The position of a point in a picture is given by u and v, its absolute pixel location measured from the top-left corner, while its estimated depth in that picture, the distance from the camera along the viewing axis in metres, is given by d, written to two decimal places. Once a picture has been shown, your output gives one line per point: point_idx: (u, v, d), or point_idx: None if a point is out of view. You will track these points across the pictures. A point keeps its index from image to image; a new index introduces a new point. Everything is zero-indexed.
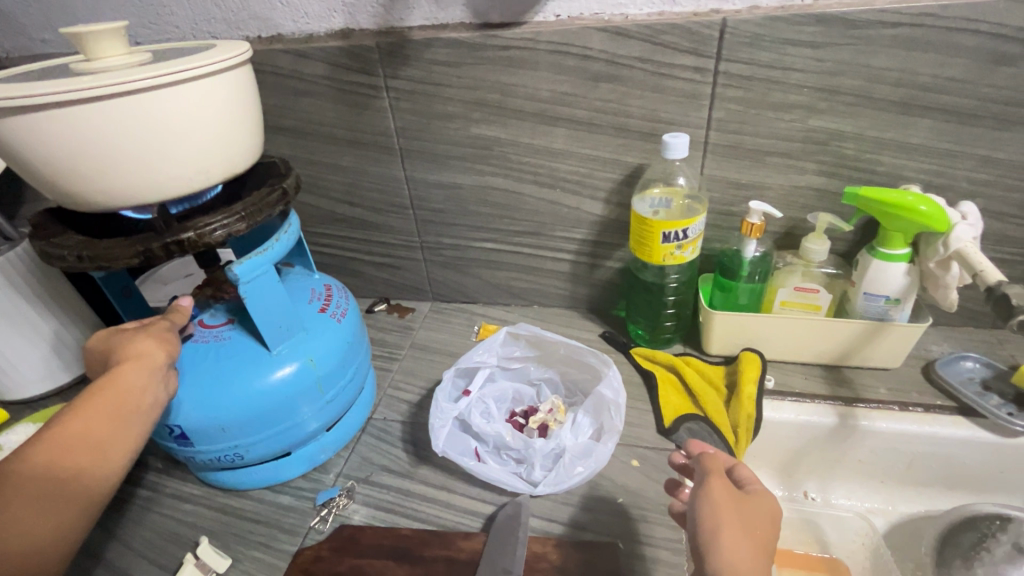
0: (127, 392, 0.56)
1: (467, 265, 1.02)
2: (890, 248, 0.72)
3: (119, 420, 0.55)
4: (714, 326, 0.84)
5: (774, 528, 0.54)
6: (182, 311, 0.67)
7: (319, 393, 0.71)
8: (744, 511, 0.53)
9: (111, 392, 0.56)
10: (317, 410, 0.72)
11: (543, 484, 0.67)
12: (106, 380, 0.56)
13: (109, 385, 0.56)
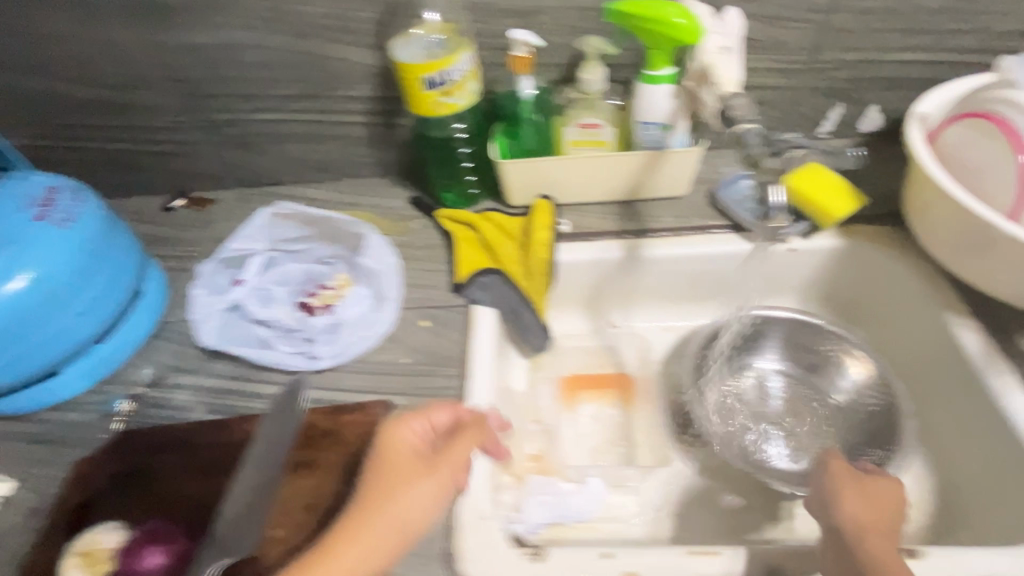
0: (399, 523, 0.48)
1: (261, 141, 0.92)
2: (654, 69, 0.69)
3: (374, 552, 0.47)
4: (507, 177, 0.80)
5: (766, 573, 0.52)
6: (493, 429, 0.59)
7: (66, 306, 0.65)
8: (862, 506, 0.55)
9: (387, 517, 0.48)
10: (75, 322, 0.67)
11: (321, 357, 0.68)
12: (393, 499, 0.49)
13: (386, 509, 0.48)
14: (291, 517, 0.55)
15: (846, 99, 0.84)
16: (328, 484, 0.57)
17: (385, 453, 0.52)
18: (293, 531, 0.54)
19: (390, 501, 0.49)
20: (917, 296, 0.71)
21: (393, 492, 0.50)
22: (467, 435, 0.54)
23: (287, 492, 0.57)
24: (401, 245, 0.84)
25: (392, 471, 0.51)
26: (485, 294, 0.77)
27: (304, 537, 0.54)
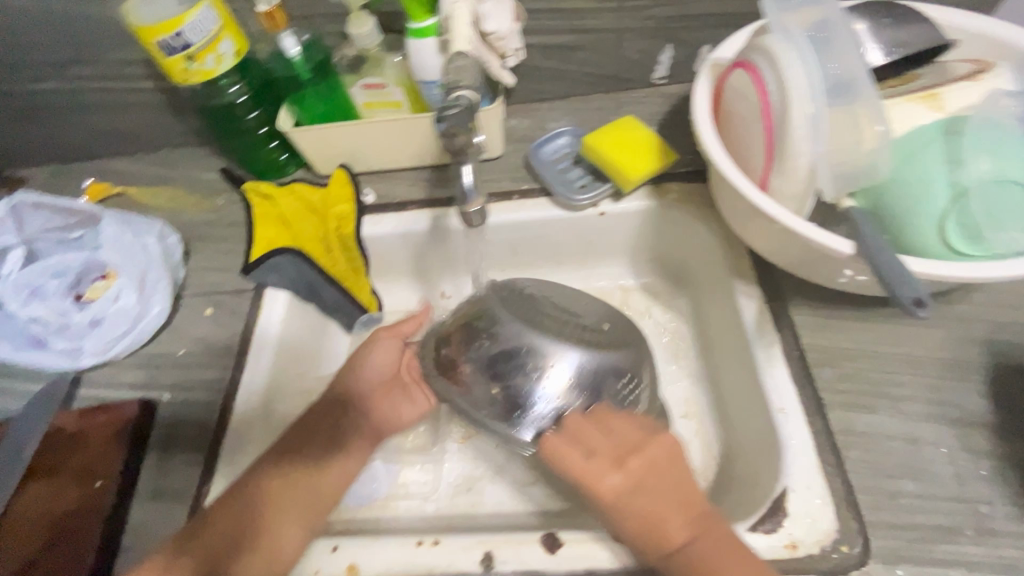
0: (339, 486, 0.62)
1: (52, 113, 0.84)
2: (416, 22, 0.62)
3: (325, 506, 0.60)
4: (300, 146, 0.74)
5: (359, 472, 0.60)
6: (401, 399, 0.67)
7: None
8: (629, 463, 0.51)
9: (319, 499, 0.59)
10: None
11: (86, 354, 0.66)
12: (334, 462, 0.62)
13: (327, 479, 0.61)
14: (18, 522, 0.55)
15: (673, 39, 0.76)
16: (63, 488, 0.57)
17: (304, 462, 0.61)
18: (16, 538, 0.54)
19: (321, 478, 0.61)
20: (717, 260, 0.68)
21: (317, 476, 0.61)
22: (359, 447, 0.65)
23: (19, 497, 0.56)
24: (202, 224, 0.79)
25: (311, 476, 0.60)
26: (277, 277, 0.72)
27: (27, 544, 0.53)
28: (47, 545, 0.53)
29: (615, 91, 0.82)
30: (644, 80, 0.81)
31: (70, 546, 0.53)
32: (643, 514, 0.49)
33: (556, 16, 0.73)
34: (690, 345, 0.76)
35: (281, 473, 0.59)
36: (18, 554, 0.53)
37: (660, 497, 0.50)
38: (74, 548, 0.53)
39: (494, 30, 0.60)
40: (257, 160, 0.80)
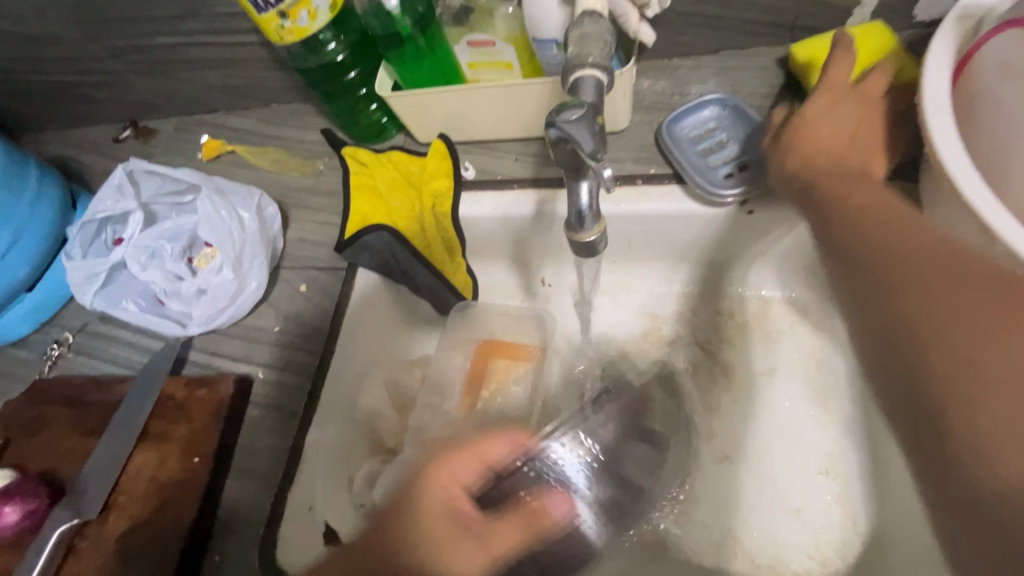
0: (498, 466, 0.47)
1: (174, 66, 0.85)
2: None
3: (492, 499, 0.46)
4: (398, 113, 0.66)
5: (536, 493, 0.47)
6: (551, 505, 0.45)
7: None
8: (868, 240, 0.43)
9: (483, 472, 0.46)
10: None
11: (193, 324, 0.67)
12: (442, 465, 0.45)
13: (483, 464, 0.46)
14: (133, 485, 0.59)
15: None
16: (168, 457, 0.59)
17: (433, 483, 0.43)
18: (130, 499, 0.58)
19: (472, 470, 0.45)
20: None
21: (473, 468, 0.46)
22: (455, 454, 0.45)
23: (136, 459, 0.60)
24: (302, 190, 0.77)
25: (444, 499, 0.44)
26: (369, 257, 0.67)
27: (138, 507, 0.57)
28: (153, 509, 0.57)
29: (785, 43, 0.63)
30: (831, 26, 0.61)
31: (171, 516, 0.56)
32: (891, 250, 0.40)
33: None
34: (845, 385, 0.61)
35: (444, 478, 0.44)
36: (130, 515, 0.57)
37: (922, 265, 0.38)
38: (173, 516, 0.56)
39: None
40: (356, 124, 0.74)
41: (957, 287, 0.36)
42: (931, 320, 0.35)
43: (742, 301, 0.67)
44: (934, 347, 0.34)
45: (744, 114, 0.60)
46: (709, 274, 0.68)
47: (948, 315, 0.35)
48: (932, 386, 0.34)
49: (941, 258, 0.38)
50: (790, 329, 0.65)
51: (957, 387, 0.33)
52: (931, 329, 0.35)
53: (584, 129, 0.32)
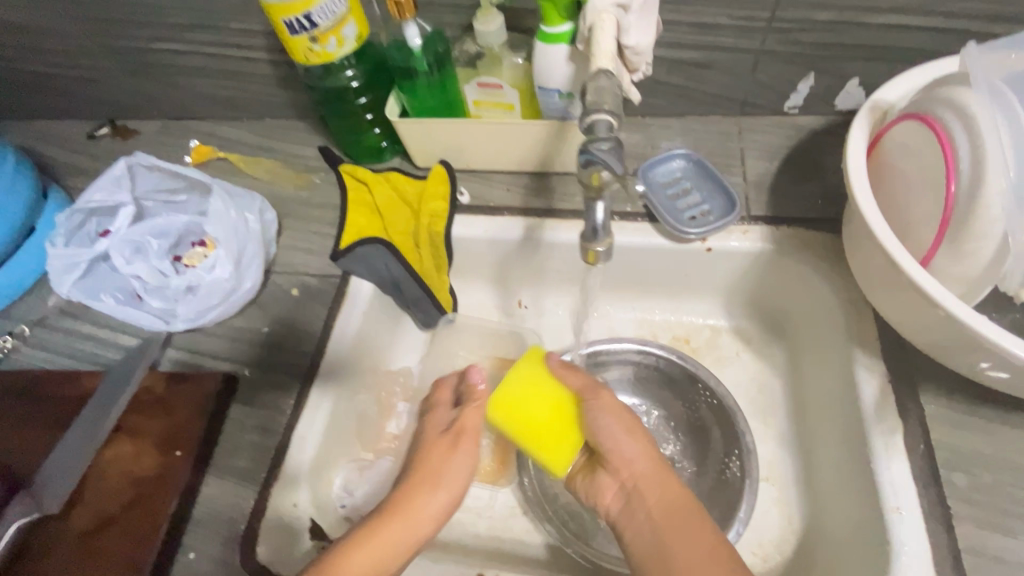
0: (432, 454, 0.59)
1: (169, 73, 0.86)
2: (550, 25, 0.57)
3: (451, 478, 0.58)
4: (405, 137, 0.73)
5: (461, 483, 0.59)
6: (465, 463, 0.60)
7: None
8: (648, 473, 0.54)
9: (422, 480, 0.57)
10: None
11: (178, 320, 0.67)
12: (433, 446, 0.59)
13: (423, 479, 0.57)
14: (103, 481, 0.56)
15: (818, 68, 0.68)
16: (145, 451, 0.58)
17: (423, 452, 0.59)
18: (99, 495, 0.56)
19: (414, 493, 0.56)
20: (834, 321, 0.62)
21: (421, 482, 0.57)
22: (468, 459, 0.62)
23: (106, 453, 0.58)
24: (295, 201, 0.79)
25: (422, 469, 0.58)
26: (363, 266, 0.72)
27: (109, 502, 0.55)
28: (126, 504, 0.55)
29: (737, 115, 0.76)
30: (774, 106, 0.74)
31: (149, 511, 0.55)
32: (662, 502, 0.52)
33: (691, 30, 0.66)
34: (782, 405, 0.71)
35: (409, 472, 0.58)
36: (100, 511, 0.55)
37: (662, 484, 0.53)
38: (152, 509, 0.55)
39: (634, 44, 0.54)
40: (358, 145, 0.79)
41: (682, 525, 0.50)
42: (625, 476, 0.55)
43: (696, 328, 0.77)
44: (610, 456, 0.55)
45: (706, 166, 0.71)
46: (670, 303, 0.77)
47: (638, 475, 0.54)
48: (614, 503, 0.55)
49: (678, 500, 0.52)
50: (737, 355, 0.75)
51: (633, 539, 0.52)
52: (637, 518, 0.53)
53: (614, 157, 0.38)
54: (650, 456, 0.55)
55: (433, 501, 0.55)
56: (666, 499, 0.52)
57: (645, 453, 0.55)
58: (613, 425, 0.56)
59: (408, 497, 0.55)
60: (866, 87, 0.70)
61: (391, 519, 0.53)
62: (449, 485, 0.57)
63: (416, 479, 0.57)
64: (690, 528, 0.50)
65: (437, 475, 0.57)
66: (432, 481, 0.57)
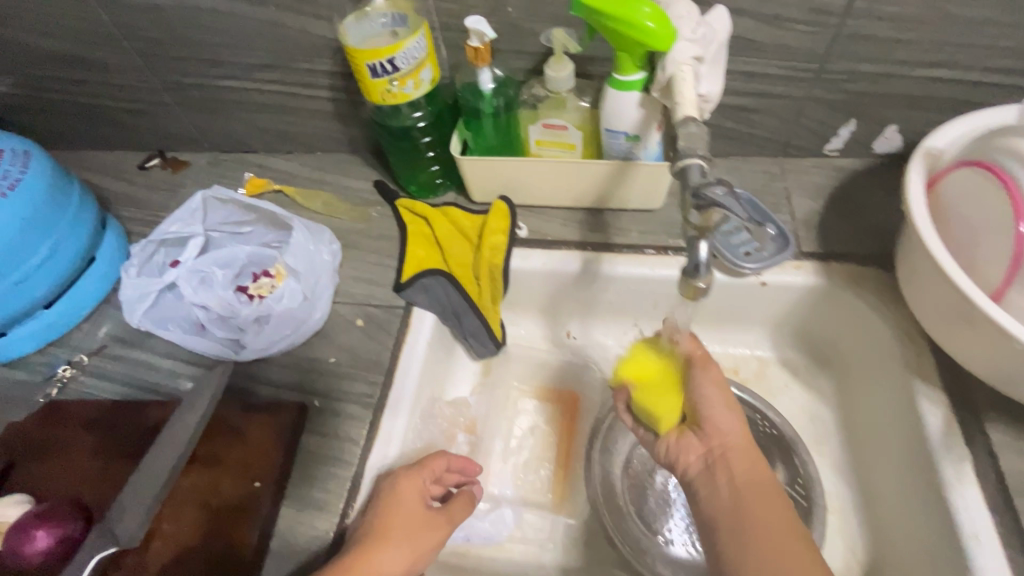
0: (410, 500, 0.57)
1: (228, 107, 0.89)
2: (625, 74, 0.61)
3: (423, 531, 0.56)
4: (467, 174, 0.75)
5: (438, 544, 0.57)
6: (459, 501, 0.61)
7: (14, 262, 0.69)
8: (738, 446, 0.54)
9: (392, 530, 0.54)
10: (24, 278, 0.71)
11: (246, 349, 0.68)
12: (393, 495, 0.57)
13: (388, 532, 0.54)
14: (184, 507, 0.57)
15: (860, 114, 0.73)
16: (226, 477, 0.58)
17: (388, 503, 0.56)
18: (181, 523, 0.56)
19: (377, 549, 0.53)
20: (890, 354, 0.65)
21: (388, 536, 0.54)
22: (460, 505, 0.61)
23: (184, 480, 0.58)
24: (354, 233, 0.81)
25: (394, 516, 0.55)
26: (427, 297, 0.74)
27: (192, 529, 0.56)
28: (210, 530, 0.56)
29: (780, 156, 0.80)
30: (815, 148, 0.78)
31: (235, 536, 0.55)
32: (748, 480, 0.52)
33: (744, 78, 0.71)
34: (835, 435, 0.72)
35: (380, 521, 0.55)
36: (184, 538, 0.55)
37: (756, 461, 0.53)
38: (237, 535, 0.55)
39: (705, 92, 0.58)
40: (416, 180, 0.82)
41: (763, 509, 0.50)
42: (718, 441, 0.55)
43: (744, 360, 0.79)
44: (707, 421, 0.56)
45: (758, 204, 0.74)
46: (719, 335, 0.80)
47: (733, 441, 0.55)
48: (698, 462, 0.55)
49: (765, 473, 0.53)
50: (786, 386, 0.77)
51: (711, 499, 0.53)
52: (723, 479, 0.53)
53: (734, 201, 0.42)
54: (744, 432, 0.55)
55: (393, 560, 0.53)
56: (752, 475, 0.52)
57: (741, 428, 0.55)
58: (713, 396, 0.57)
59: (373, 554, 0.52)
60: (902, 133, 0.75)
61: (349, 572, 0.50)
62: (409, 543, 0.55)
63: (384, 534, 0.54)
64: (771, 504, 0.50)
65: (410, 533, 0.55)
66: (390, 542, 0.54)
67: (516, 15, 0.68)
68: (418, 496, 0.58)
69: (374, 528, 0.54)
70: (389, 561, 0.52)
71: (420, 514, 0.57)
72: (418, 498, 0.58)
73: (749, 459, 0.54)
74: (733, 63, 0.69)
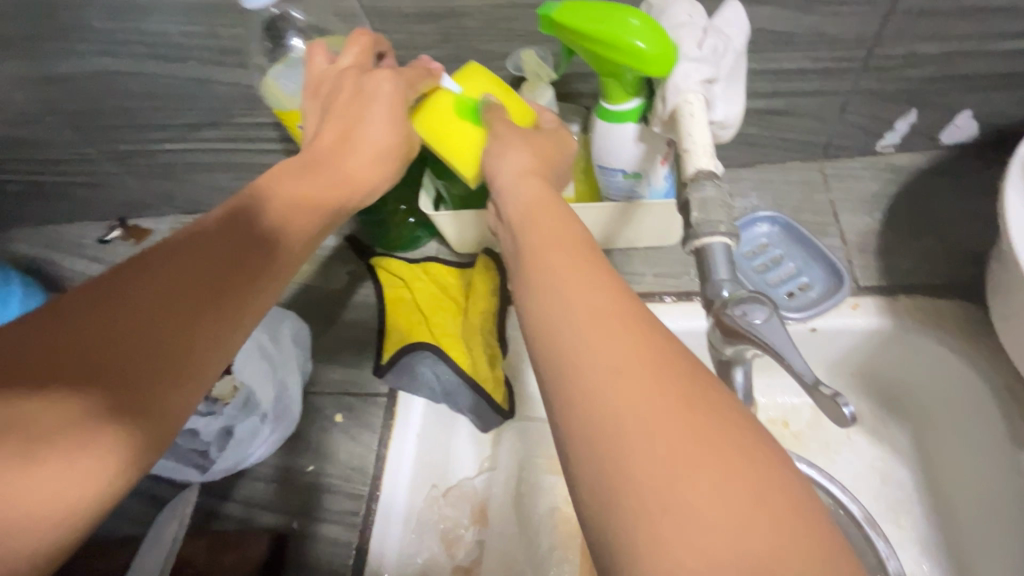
0: (366, 95, 0.45)
1: (177, 170, 0.79)
2: (613, 102, 0.48)
3: (385, 108, 0.45)
4: (446, 227, 0.64)
5: (389, 133, 0.45)
6: (375, 149, 0.45)
7: None
8: (609, 331, 0.28)
9: (330, 158, 0.44)
10: None
11: (213, 468, 0.59)
12: (361, 85, 0.45)
13: (345, 146, 0.44)
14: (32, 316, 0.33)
15: (923, 103, 0.58)
16: (124, 282, 0.35)
17: (348, 120, 0.45)
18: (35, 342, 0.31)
19: (283, 183, 0.42)
20: (983, 410, 0.52)
21: (353, 127, 0.45)
22: (379, 165, 0.46)
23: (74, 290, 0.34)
24: (326, 303, 0.71)
25: (352, 106, 0.45)
26: (411, 379, 0.63)
27: (118, 319, 0.33)
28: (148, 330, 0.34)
29: (820, 159, 0.65)
30: (865, 147, 0.63)
31: (169, 349, 0.34)
32: (625, 411, 0.25)
33: (771, 77, 0.56)
34: (915, 500, 0.60)
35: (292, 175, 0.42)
36: (114, 329, 0.33)
37: (645, 357, 0.27)
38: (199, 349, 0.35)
39: (721, 119, 0.45)
40: (389, 235, 0.71)
41: (673, 440, 0.24)
42: (591, 375, 0.27)
43: (795, 409, 0.66)
44: (572, 382, 0.27)
45: (796, 228, 0.60)
46: (764, 381, 0.66)
47: (619, 369, 0.27)
48: (585, 460, 0.26)
49: (647, 346, 0.27)
50: (848, 439, 0.64)
51: (599, 487, 0.25)
52: (620, 439, 0.25)
53: (773, 321, 0.34)
54: (569, 224, 0.35)
55: (291, 183, 0.42)
56: (631, 360, 0.27)
57: (554, 213, 0.37)
58: (513, 178, 0.42)
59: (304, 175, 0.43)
60: (975, 119, 0.59)
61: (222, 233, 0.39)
62: (390, 123, 0.45)
63: (312, 159, 0.44)
64: (688, 428, 0.25)
65: (355, 111, 0.45)
66: (307, 176, 0.43)
67: (477, 38, 0.55)
68: (383, 88, 0.46)
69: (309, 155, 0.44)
70: (297, 220, 0.41)
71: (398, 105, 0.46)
72: (384, 86, 0.46)
73: (605, 305, 0.29)
74: (753, 63, 0.55)
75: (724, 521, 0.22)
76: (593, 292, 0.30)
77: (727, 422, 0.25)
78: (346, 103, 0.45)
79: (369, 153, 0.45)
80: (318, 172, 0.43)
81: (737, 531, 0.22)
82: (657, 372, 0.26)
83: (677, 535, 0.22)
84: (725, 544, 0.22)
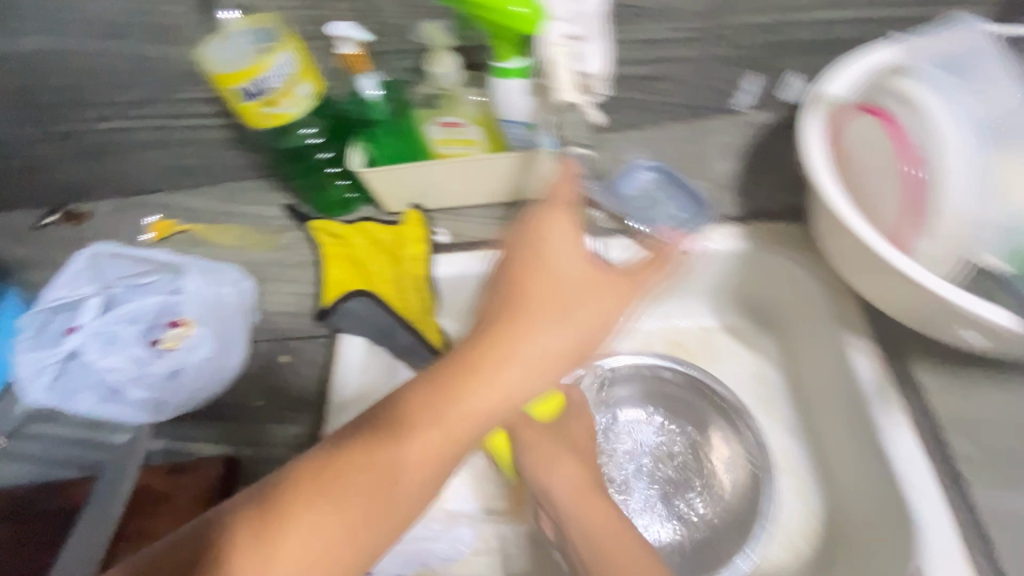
0: (528, 259, 0.52)
1: (116, 150, 0.82)
2: (504, 61, 0.58)
3: (587, 283, 0.51)
4: (374, 185, 0.71)
5: (575, 271, 0.52)
6: (547, 273, 0.51)
7: None
8: (553, 452, 0.60)
9: (541, 286, 0.50)
10: None
11: (166, 408, 0.65)
12: (540, 238, 0.53)
13: (530, 278, 0.51)
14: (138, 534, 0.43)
15: (763, 67, 0.71)
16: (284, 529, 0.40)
17: (517, 287, 0.50)
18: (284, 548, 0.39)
19: (496, 356, 0.47)
20: (817, 305, 0.65)
21: (538, 262, 0.52)
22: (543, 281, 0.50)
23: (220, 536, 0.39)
24: (268, 264, 0.77)
25: (523, 275, 0.51)
26: (350, 322, 0.70)
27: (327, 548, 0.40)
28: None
29: (694, 120, 0.78)
30: (727, 108, 0.76)
31: None
32: (569, 494, 0.57)
33: (642, 46, 0.68)
34: (781, 393, 0.72)
35: (486, 338, 0.48)
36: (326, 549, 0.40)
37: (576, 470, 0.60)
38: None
39: (591, 72, 0.55)
40: (324, 197, 0.78)
41: (578, 490, 0.57)
42: (554, 485, 0.58)
43: (688, 331, 0.78)
44: (537, 461, 0.59)
45: (671, 174, 0.72)
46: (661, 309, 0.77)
47: (573, 486, 0.58)
48: (564, 523, 0.57)
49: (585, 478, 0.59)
50: (731, 351, 0.76)
51: (565, 514, 0.57)
52: (564, 503, 0.57)
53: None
54: (580, 476, 0.58)
55: (535, 361, 0.48)
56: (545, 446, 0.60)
57: (573, 485, 0.58)
58: (526, 357, 0.48)
59: (482, 377, 0.46)
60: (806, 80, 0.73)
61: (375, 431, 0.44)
62: (609, 302, 0.52)
63: (522, 313, 0.49)
64: (593, 502, 0.57)
65: (535, 270, 0.51)
66: (506, 369, 0.47)
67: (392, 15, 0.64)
68: (563, 263, 0.52)
69: (502, 315, 0.49)
70: (478, 403, 0.46)
71: (570, 246, 0.53)
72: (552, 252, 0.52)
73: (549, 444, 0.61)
74: (624, 34, 0.66)
75: (617, 561, 0.52)
76: (555, 437, 0.62)
77: (602, 493, 0.58)
78: (531, 243, 0.53)
79: (534, 279, 0.51)
80: (502, 354, 0.47)
81: (616, 533, 0.54)
82: (582, 478, 0.59)
83: (589, 538, 0.54)
84: (607, 526, 0.55)
